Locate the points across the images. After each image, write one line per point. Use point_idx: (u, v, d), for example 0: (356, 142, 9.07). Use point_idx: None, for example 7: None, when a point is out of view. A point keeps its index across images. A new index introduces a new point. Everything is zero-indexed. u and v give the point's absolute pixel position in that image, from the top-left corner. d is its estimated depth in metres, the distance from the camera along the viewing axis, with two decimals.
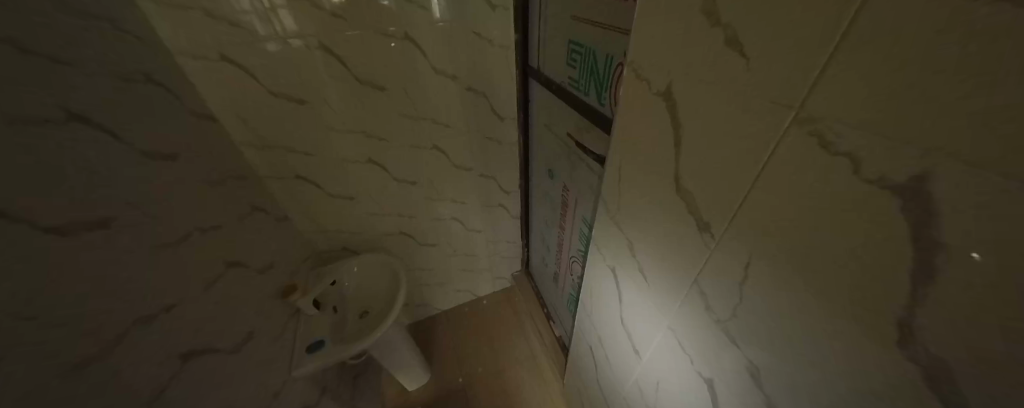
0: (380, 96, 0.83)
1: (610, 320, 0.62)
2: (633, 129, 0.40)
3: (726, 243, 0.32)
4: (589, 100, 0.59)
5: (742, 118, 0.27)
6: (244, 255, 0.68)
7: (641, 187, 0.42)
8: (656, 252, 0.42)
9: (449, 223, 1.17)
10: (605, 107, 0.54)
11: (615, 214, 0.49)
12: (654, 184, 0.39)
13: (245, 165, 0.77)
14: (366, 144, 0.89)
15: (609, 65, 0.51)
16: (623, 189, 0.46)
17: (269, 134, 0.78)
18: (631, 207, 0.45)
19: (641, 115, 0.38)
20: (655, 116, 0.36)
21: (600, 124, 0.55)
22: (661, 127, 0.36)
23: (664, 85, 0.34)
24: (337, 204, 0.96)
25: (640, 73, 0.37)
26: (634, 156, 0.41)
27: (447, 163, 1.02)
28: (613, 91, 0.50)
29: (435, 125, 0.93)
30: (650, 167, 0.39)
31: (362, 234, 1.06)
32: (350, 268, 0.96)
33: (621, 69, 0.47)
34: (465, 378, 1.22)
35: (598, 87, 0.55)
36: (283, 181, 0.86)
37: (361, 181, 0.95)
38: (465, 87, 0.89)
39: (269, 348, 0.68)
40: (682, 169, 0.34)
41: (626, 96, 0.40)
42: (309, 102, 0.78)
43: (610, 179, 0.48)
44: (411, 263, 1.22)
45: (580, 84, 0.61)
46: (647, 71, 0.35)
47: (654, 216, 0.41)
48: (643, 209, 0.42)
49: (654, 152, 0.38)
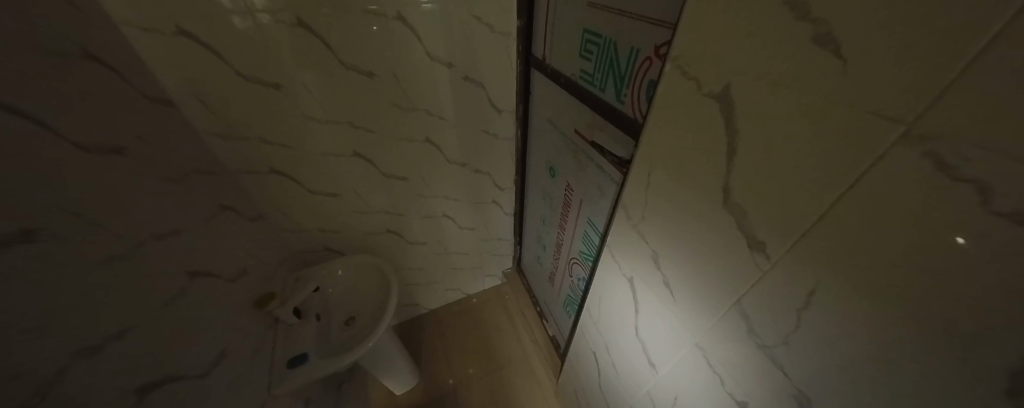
0: (367, 83, 0.75)
1: (622, 329, 0.59)
2: (671, 132, 0.36)
3: (784, 266, 0.29)
4: (605, 96, 0.54)
5: (823, 129, 0.23)
6: (212, 262, 0.60)
7: (677, 197, 0.38)
8: (688, 268, 0.39)
9: (440, 220, 1.11)
10: (625, 105, 0.50)
11: (639, 223, 0.46)
12: (694, 195, 0.35)
13: (210, 159, 0.67)
14: (351, 135, 0.81)
15: (633, 59, 0.46)
16: (651, 197, 0.42)
17: (239, 122, 0.68)
18: (662, 217, 0.41)
19: (683, 117, 0.34)
20: (702, 120, 0.32)
21: (620, 123, 0.51)
22: (709, 133, 0.32)
23: (719, 85, 0.30)
24: (318, 202, 0.88)
25: (687, 70, 0.32)
26: (671, 162, 0.37)
27: (440, 157, 0.95)
28: (636, 87, 0.47)
29: (428, 117, 0.86)
30: (690, 176, 0.35)
31: (346, 233, 0.97)
32: (335, 270, 0.88)
33: (652, 64, 0.43)
34: (456, 380, 1.18)
35: (617, 82, 0.50)
36: (255, 176, 0.76)
37: (345, 175, 0.87)
38: (462, 76, 0.82)
39: (246, 365, 0.61)
40: (734, 180, 0.31)
41: (664, 95, 0.36)
42: (285, 87, 0.69)
43: (636, 184, 0.44)
44: (400, 262, 1.15)
45: (594, 78, 0.57)
46: (698, 68, 0.31)
47: (690, 230, 0.37)
48: (675, 221, 0.39)
49: (697, 160, 0.34)
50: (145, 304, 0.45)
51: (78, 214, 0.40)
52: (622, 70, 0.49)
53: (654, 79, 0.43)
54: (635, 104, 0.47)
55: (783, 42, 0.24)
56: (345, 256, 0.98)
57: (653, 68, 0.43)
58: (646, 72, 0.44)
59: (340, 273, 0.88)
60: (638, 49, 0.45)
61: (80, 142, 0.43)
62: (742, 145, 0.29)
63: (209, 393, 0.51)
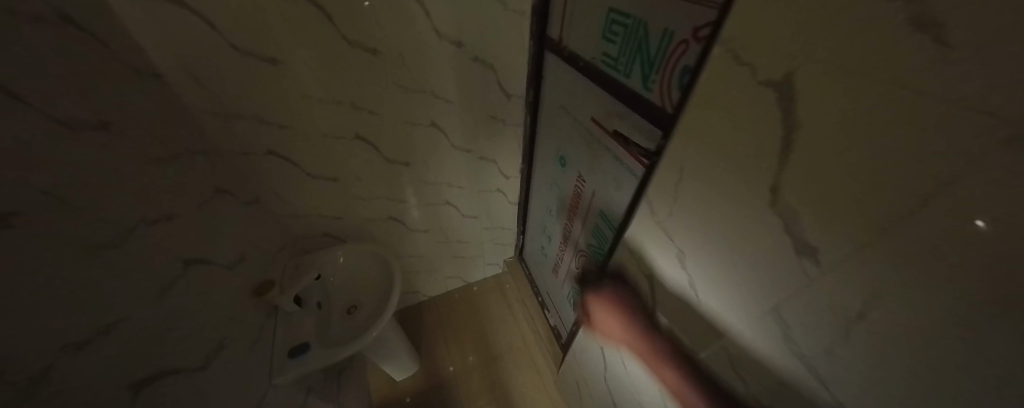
0: (371, 60, 0.70)
1: (634, 325, 0.58)
2: (714, 123, 0.34)
3: (836, 274, 0.26)
4: (630, 83, 0.51)
5: (898, 123, 0.20)
6: (207, 249, 0.56)
7: (710, 193, 0.36)
8: (717, 268, 0.37)
9: (443, 208, 1.08)
10: (653, 93, 0.46)
11: (667, 220, 0.44)
12: (731, 191, 0.33)
13: (203, 138, 0.63)
14: (352, 116, 0.76)
15: (665, 42, 0.43)
16: (684, 190, 0.40)
17: (232, 100, 0.64)
18: (692, 214, 0.39)
19: (731, 107, 0.31)
20: (753, 110, 0.29)
21: (647, 112, 0.47)
22: (761, 125, 0.29)
23: (777, 72, 0.26)
24: (318, 186, 0.84)
25: (740, 55, 0.29)
26: (709, 155, 0.35)
27: (445, 142, 0.91)
28: (667, 74, 0.43)
29: (434, 100, 0.82)
30: (730, 171, 0.33)
31: (346, 220, 0.94)
32: (336, 257, 0.85)
33: (687, 48, 0.39)
34: (456, 368, 1.19)
35: (645, 67, 0.47)
36: (251, 158, 0.72)
37: (346, 159, 0.83)
38: (471, 57, 0.77)
39: (245, 354, 0.58)
40: (785, 178, 0.28)
41: (710, 82, 0.33)
42: (283, 62, 0.64)
43: (666, 177, 0.42)
44: (401, 250, 1.13)
45: (618, 63, 0.53)
46: (753, 52, 0.28)
47: (723, 228, 0.35)
48: (710, 221, 0.37)
49: (741, 154, 0.31)
50: (138, 293, 0.42)
51: (59, 197, 0.36)
52: (653, 54, 0.45)
53: (690, 65, 0.39)
54: (664, 92, 0.44)
55: (859, 22, 0.21)
56: (345, 242, 0.95)
57: (688, 53, 0.39)
58: (680, 56, 0.41)
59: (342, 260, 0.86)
60: (672, 32, 0.41)
61: (61, 117, 0.39)
62: (798, 141, 0.26)
63: (206, 387, 0.49)
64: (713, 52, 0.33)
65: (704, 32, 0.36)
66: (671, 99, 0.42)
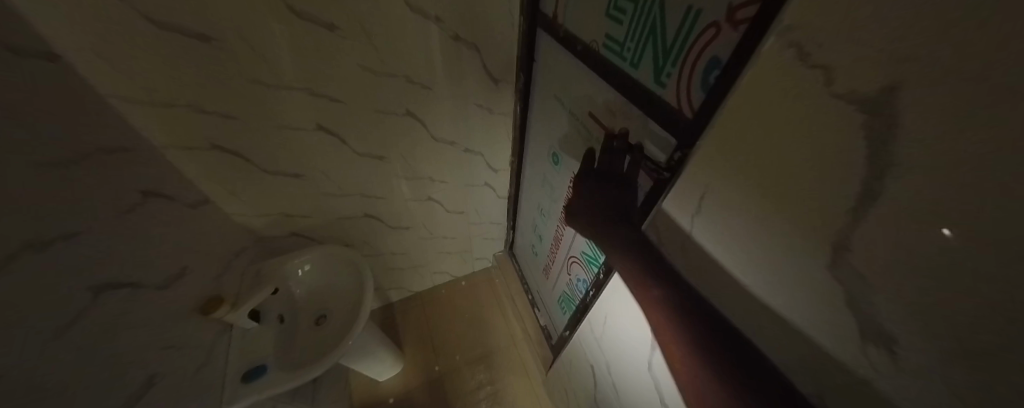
0: (328, 38, 0.58)
1: (629, 354, 0.52)
2: (760, 142, 0.25)
3: (926, 377, 0.19)
4: (640, 74, 0.41)
5: None
6: (131, 269, 0.48)
7: (742, 232, 0.29)
8: (747, 316, 0.31)
9: (426, 204, 1.00)
10: (669, 90, 0.36)
11: (687, 252, 0.36)
12: (773, 236, 0.26)
13: (128, 132, 0.53)
14: (311, 104, 0.65)
15: (690, 25, 0.32)
16: (698, 222, 0.34)
17: (160, 86, 0.53)
18: (723, 248, 0.32)
19: (790, 125, 0.22)
20: (826, 134, 0.20)
21: (658, 114, 0.38)
22: (834, 156, 0.20)
23: (873, 84, 0.17)
24: (279, 184, 0.74)
25: (808, 53, 0.20)
26: (748, 183, 0.27)
27: (425, 134, 0.81)
28: (690, 67, 0.33)
29: (409, 86, 0.71)
30: (776, 210, 0.25)
31: (316, 218, 0.86)
32: (300, 266, 0.77)
33: (719, 33, 0.29)
34: (442, 367, 1.15)
35: (658, 57, 0.37)
36: (194, 153, 0.62)
37: (310, 152, 0.73)
38: (451, 35, 0.66)
39: (188, 385, 0.52)
40: (861, 236, 0.20)
41: (756, 86, 0.24)
42: (217, 40, 0.52)
43: (683, 201, 0.35)
44: (382, 247, 1.05)
45: (624, 49, 0.42)
46: (835, 48, 0.18)
47: (761, 276, 0.28)
48: (751, 266, 0.29)
49: (797, 192, 0.23)
50: (21, 341, 0.34)
51: None
52: (673, 40, 0.35)
53: (724, 58, 0.29)
54: (684, 91, 0.34)
55: None
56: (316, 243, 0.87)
57: (719, 40, 0.29)
58: (709, 45, 0.31)
59: (302, 271, 0.77)
60: (701, 10, 0.31)
61: None
62: (897, 190, 0.18)
63: None
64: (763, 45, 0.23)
65: (747, 13, 0.26)
66: (693, 101, 0.33)
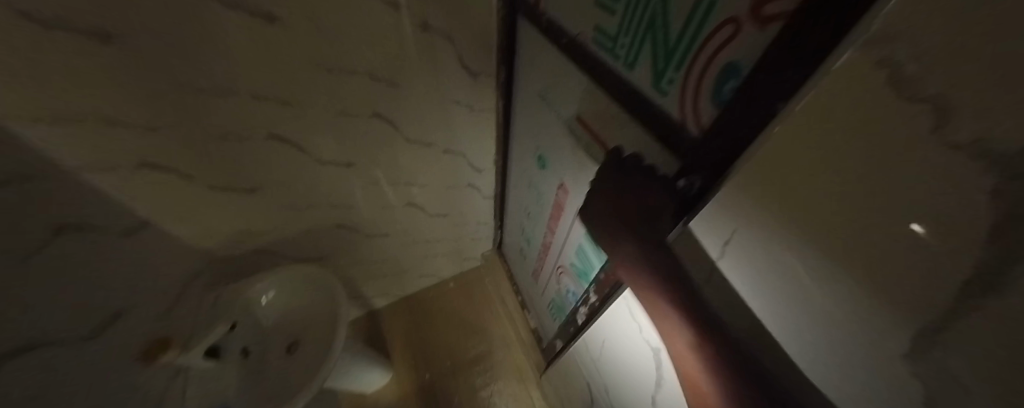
0: (268, 32, 0.49)
1: (631, 382, 0.48)
2: (823, 193, 0.19)
3: None
4: (636, 77, 0.34)
5: None
6: (38, 326, 0.40)
7: (785, 288, 0.23)
8: (776, 376, 0.26)
9: (405, 209, 0.93)
10: (672, 100, 0.30)
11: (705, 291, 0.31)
12: (830, 310, 0.21)
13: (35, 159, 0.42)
14: (258, 110, 0.56)
15: (699, 19, 0.26)
16: (725, 267, 0.28)
17: (57, 99, 0.42)
18: (756, 291, 0.26)
19: (874, 179, 0.16)
20: (924, 199, 0.14)
21: (659, 129, 0.31)
22: (936, 232, 0.14)
23: (1014, 145, 0.11)
24: (232, 200, 0.66)
25: (917, 80, 0.13)
26: (801, 240, 0.21)
27: (398, 137, 0.73)
28: (701, 73, 0.26)
29: (374, 84, 0.62)
30: (838, 282, 0.20)
31: (280, 231, 0.78)
32: (263, 293, 0.72)
33: (739, 33, 0.22)
34: (432, 373, 1.12)
35: (660, 59, 0.30)
36: (120, 172, 0.51)
37: (263, 163, 0.64)
38: (418, 23, 0.57)
39: None
40: (964, 349, 0.14)
41: (820, 116, 0.17)
42: (123, 35, 0.42)
43: (706, 241, 0.29)
44: (359, 255, 0.99)
45: (617, 45, 0.35)
46: (957, 80, 0.12)
47: (808, 347, 0.23)
48: (791, 316, 0.24)
49: (874, 268, 0.17)
50: None
51: None
52: (680, 37, 0.28)
53: (745, 66, 0.23)
54: (690, 103, 0.28)
55: None
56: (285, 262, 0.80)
57: (740, 42, 0.23)
58: (725, 46, 0.24)
59: (266, 299, 0.73)
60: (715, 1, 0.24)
61: None
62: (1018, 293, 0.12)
63: None
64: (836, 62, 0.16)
65: (782, 9, 0.19)
66: (705, 117, 0.26)
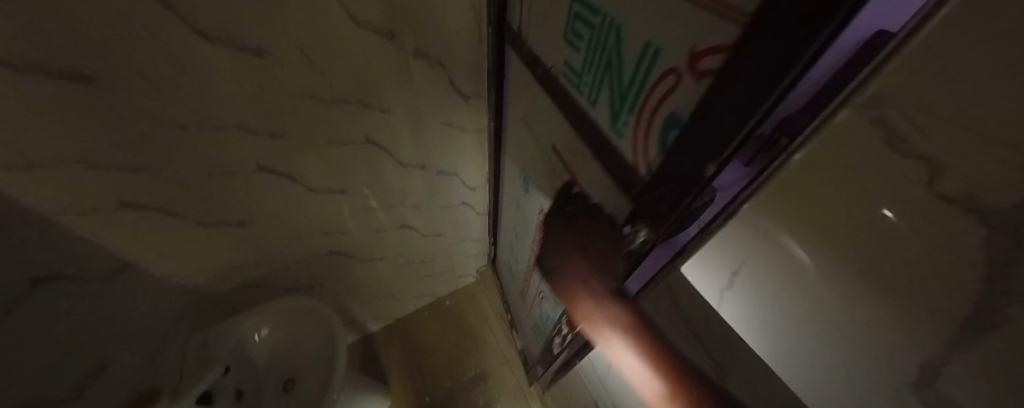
0: (257, 67, 0.48)
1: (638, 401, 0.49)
2: (842, 233, 0.19)
3: None
4: (598, 114, 0.37)
5: None
6: None
7: (795, 317, 0.24)
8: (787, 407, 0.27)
9: (399, 231, 0.92)
10: (629, 138, 0.34)
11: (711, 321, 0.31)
12: (854, 343, 0.20)
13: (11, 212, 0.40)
14: (247, 144, 0.55)
15: (648, 67, 0.29)
16: (733, 299, 0.28)
17: (34, 147, 0.40)
18: (765, 324, 0.26)
19: (884, 220, 0.17)
20: (933, 250, 0.15)
21: (621, 166, 0.36)
22: (947, 282, 0.15)
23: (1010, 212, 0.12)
24: (220, 235, 0.64)
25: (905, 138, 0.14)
26: (819, 275, 0.21)
27: (391, 161, 0.73)
28: (651, 116, 0.30)
29: (365, 112, 0.62)
30: (860, 317, 0.20)
31: (270, 262, 0.76)
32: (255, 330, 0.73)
33: (680, 81, 0.26)
34: (432, 396, 1.10)
35: (617, 100, 0.33)
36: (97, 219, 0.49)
37: (251, 195, 0.62)
38: (410, 52, 0.57)
39: None
40: (984, 388, 0.15)
41: (822, 165, 0.18)
42: (100, 77, 0.39)
43: (709, 272, 0.30)
44: (353, 280, 0.97)
45: (582, 82, 0.38)
46: (951, 140, 0.13)
47: (829, 381, 0.23)
48: (805, 348, 0.24)
49: (888, 306, 0.18)
50: None
51: None
52: (631, 82, 0.31)
53: (686, 111, 0.26)
54: (643, 145, 0.32)
55: None
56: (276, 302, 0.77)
57: (681, 91, 0.26)
58: (670, 92, 0.27)
59: (259, 337, 0.73)
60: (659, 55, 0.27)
61: None
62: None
63: None
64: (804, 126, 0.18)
65: (713, 65, 0.22)
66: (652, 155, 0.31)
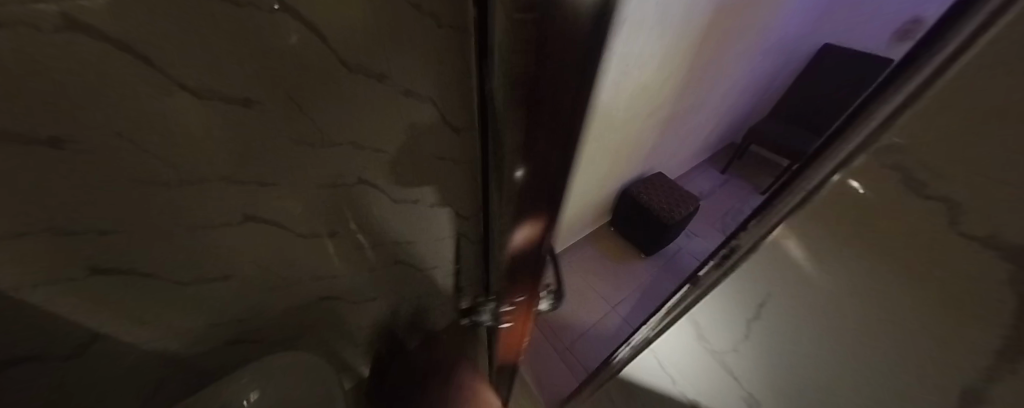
0: (247, 118, 0.46)
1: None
2: (865, 263, 0.22)
3: None
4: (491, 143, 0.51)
5: None
6: None
7: (844, 318, 0.25)
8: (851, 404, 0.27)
9: (394, 268, 0.89)
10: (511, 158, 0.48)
11: (752, 329, 0.32)
12: (900, 347, 0.23)
13: None
14: (233, 195, 0.53)
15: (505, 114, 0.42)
16: (766, 322, 0.31)
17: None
18: (814, 326, 0.27)
19: (908, 250, 0.20)
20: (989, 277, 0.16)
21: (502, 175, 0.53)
22: None
23: None
24: (202, 293, 0.60)
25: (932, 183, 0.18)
26: (862, 275, 0.23)
27: (384, 198, 0.71)
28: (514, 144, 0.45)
29: (358, 152, 0.60)
30: (903, 324, 0.22)
31: (258, 315, 0.72)
32: None
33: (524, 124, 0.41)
34: None
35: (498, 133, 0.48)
36: (55, 288, 0.45)
37: (240, 248, 0.59)
38: (403, 91, 0.57)
39: None
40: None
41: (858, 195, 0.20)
42: (75, 142, 0.37)
43: (746, 287, 0.31)
44: (346, 324, 0.93)
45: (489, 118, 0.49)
46: None
47: (862, 381, 0.26)
48: (858, 345, 0.25)
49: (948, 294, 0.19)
50: None
51: None
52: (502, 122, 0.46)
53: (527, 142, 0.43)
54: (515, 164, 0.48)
55: None
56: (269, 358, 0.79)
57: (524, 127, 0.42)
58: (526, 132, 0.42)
59: None
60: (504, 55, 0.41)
61: None
62: None
63: None
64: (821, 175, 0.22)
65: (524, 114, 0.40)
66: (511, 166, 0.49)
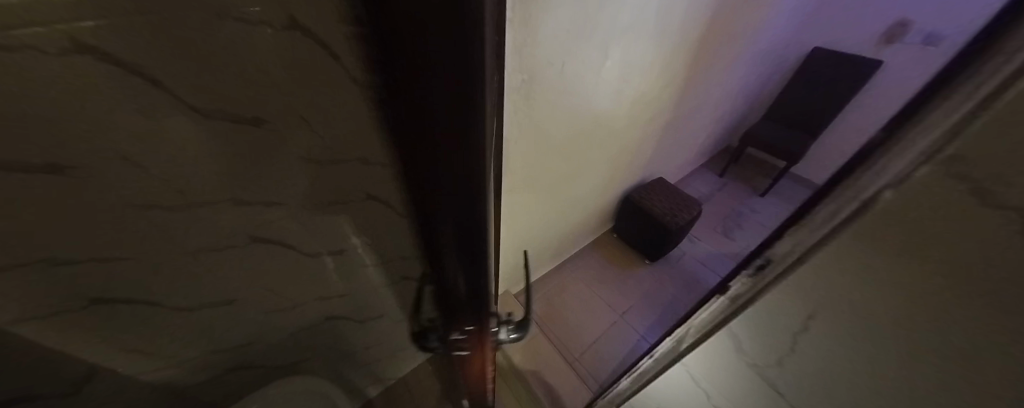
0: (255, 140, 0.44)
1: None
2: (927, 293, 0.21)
3: None
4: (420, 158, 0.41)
5: None
6: None
7: (895, 344, 0.24)
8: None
9: (403, 283, 0.87)
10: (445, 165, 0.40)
11: (792, 345, 0.31)
12: (960, 377, 0.22)
13: None
14: (241, 217, 0.51)
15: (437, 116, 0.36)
16: (808, 340, 0.30)
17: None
18: (861, 348, 0.26)
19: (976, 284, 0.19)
20: None
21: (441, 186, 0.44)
22: None
23: None
24: (208, 318, 0.58)
25: (998, 192, 0.16)
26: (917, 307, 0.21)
27: (394, 214, 0.69)
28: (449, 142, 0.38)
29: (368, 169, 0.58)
30: (965, 356, 0.21)
31: (264, 338, 0.70)
32: None
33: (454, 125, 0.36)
34: None
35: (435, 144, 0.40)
36: (48, 323, 0.43)
37: (243, 270, 0.57)
38: None
39: None
40: None
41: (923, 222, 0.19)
42: (78, 168, 0.35)
43: (787, 303, 0.30)
44: (351, 343, 0.90)
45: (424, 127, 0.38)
46: None
47: (912, 393, 0.25)
48: (912, 371, 0.24)
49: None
50: None
51: None
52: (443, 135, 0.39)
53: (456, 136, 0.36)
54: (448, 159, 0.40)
55: None
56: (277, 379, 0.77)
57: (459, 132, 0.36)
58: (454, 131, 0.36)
59: None
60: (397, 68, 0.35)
61: None
62: None
63: None
64: (873, 190, 0.21)
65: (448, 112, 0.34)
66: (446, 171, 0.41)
